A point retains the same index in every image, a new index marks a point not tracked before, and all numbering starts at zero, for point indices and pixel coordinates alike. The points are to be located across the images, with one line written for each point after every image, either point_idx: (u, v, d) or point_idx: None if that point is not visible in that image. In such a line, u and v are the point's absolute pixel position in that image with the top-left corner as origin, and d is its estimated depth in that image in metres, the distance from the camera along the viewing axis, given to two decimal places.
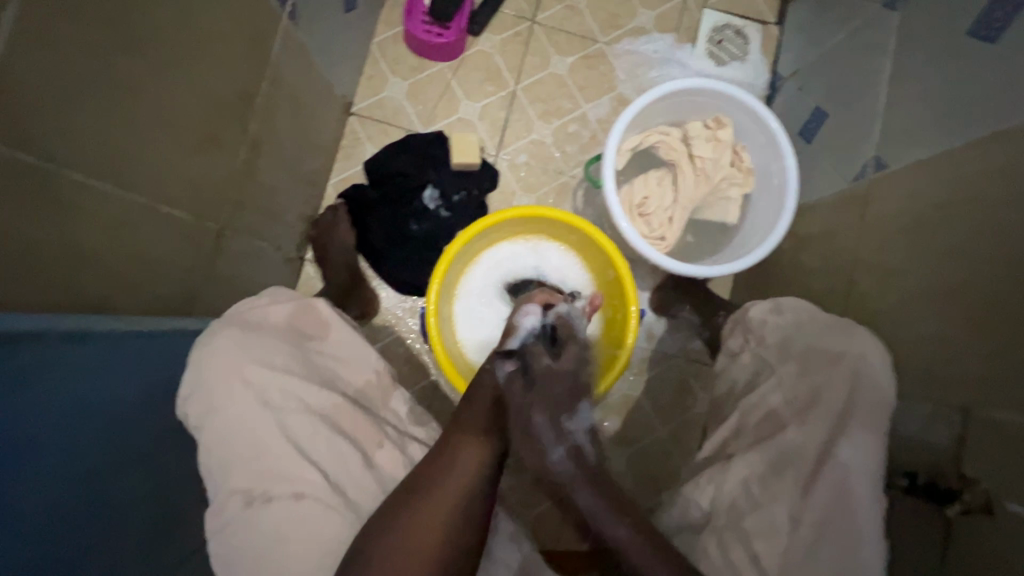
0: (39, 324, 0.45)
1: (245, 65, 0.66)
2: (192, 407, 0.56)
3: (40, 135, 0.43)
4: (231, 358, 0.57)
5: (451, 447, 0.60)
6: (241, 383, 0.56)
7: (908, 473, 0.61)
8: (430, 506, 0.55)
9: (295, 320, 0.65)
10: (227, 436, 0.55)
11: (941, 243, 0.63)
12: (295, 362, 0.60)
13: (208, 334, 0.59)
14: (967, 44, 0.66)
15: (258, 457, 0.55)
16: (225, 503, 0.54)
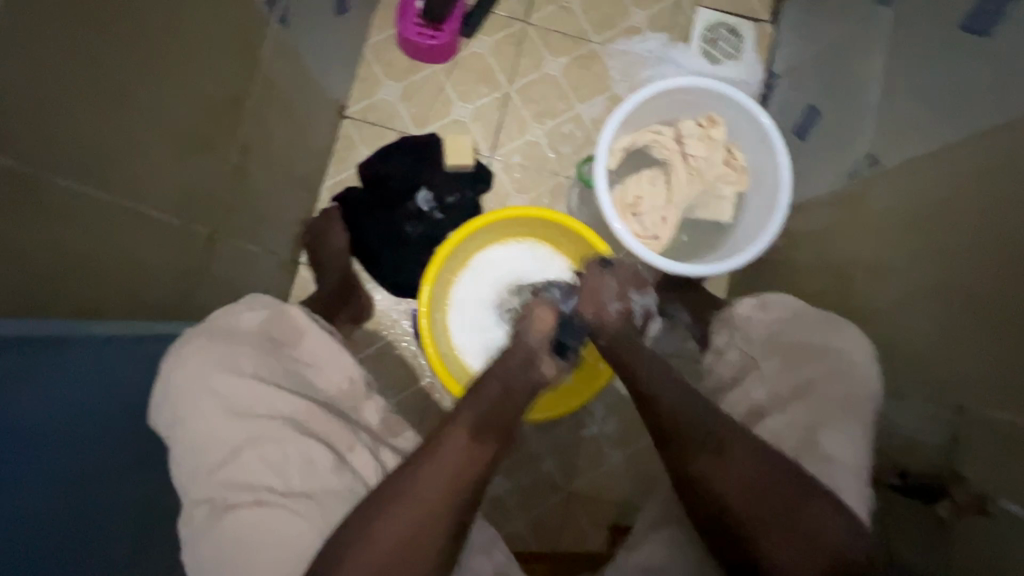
0: (18, 330, 0.44)
1: (234, 69, 0.66)
2: (161, 416, 0.56)
3: (28, 143, 0.43)
4: (200, 364, 0.57)
5: (440, 434, 0.59)
6: (207, 391, 0.56)
7: (899, 471, 0.59)
8: (410, 494, 0.53)
9: (269, 327, 0.64)
10: (193, 441, 0.54)
11: (934, 239, 0.62)
12: (264, 369, 0.60)
13: (179, 341, 0.58)
14: (959, 39, 0.65)
15: (224, 464, 0.54)
16: (191, 511, 0.54)
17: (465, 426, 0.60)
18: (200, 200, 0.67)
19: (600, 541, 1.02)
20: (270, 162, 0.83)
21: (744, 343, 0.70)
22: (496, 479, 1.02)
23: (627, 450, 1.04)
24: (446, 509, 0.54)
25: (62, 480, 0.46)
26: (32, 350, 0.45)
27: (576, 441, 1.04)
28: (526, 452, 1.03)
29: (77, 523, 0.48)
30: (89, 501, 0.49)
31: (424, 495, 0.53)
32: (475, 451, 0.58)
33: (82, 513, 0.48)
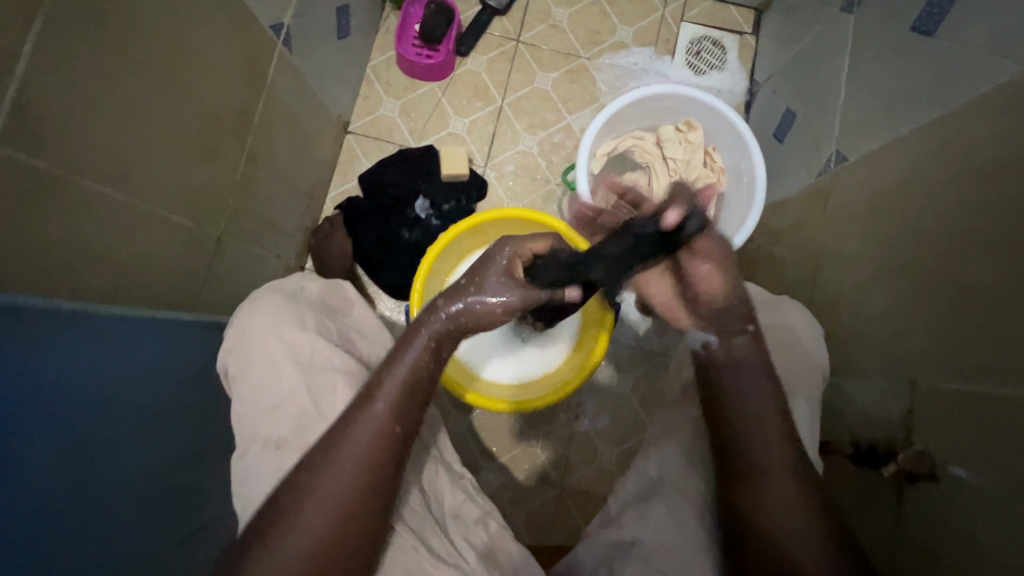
0: (47, 305, 0.50)
1: (242, 86, 0.73)
2: (232, 361, 0.63)
3: (54, 146, 0.50)
4: (270, 318, 0.63)
5: (349, 432, 0.55)
6: (277, 340, 0.62)
7: (853, 441, 0.63)
8: (314, 500, 0.52)
9: (325, 296, 0.71)
10: (258, 385, 0.60)
11: (890, 226, 0.65)
12: (323, 327, 0.66)
13: (254, 299, 0.65)
14: (909, 40, 0.69)
15: (283, 404, 0.59)
16: (247, 448, 0.59)
17: (379, 424, 0.55)
18: (211, 204, 0.74)
19: None
20: (276, 171, 0.89)
21: None
22: (491, 474, 1.05)
23: (620, 446, 1.06)
24: (357, 514, 0.53)
25: (84, 441, 0.51)
26: (55, 322, 0.51)
27: (569, 438, 1.07)
28: (520, 447, 1.06)
29: (100, 485, 0.52)
30: (113, 467, 0.54)
31: (326, 501, 0.52)
32: (385, 446, 0.55)
33: (107, 476, 0.53)
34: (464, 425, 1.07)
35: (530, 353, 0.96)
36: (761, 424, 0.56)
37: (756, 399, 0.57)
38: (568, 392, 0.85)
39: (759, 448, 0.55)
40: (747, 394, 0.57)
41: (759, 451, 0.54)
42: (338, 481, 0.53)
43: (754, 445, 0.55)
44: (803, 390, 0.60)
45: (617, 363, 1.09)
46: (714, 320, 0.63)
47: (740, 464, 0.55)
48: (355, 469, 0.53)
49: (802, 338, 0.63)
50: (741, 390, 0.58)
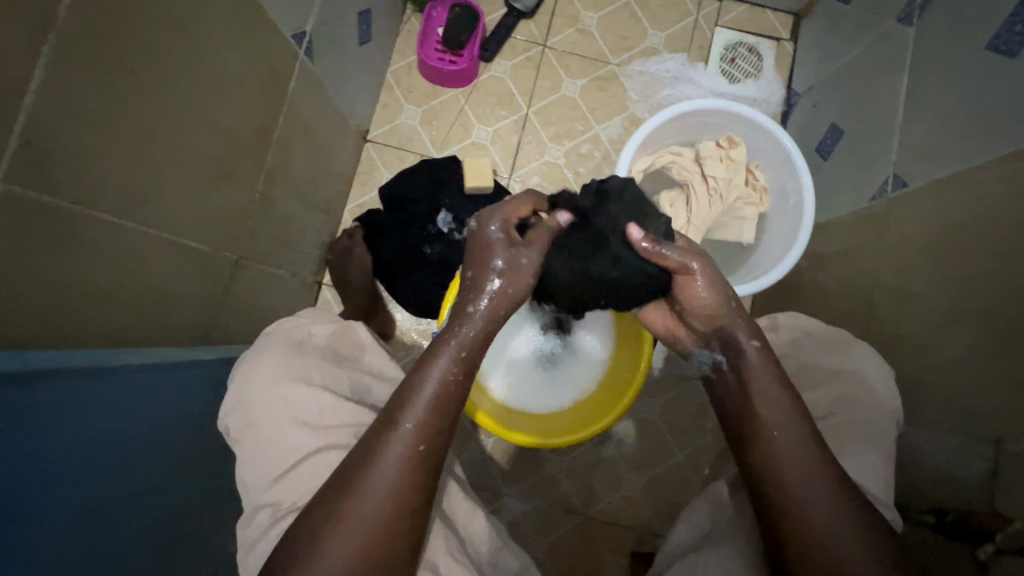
0: (57, 361, 0.46)
1: (261, 102, 0.69)
2: (234, 420, 0.58)
3: (66, 182, 0.45)
4: (272, 375, 0.59)
5: (374, 457, 0.50)
6: (280, 400, 0.57)
7: (935, 509, 0.58)
8: (343, 528, 0.47)
9: (333, 341, 0.66)
10: (262, 449, 0.56)
11: (963, 264, 0.60)
12: (331, 380, 0.61)
13: (256, 350, 0.61)
14: (984, 60, 0.64)
15: (288, 472, 0.55)
16: (253, 515, 0.55)
17: (408, 446, 0.51)
18: (228, 228, 0.70)
19: (620, 567, 1.00)
20: (294, 187, 0.85)
21: None
22: (513, 500, 1.02)
23: (647, 473, 1.02)
24: (385, 548, 0.48)
25: (89, 501, 0.48)
26: (67, 380, 0.47)
27: (594, 463, 1.03)
28: (545, 473, 1.02)
29: (101, 547, 0.49)
30: (113, 527, 0.50)
31: (350, 538, 0.47)
32: (415, 466, 0.51)
33: (109, 537, 0.50)
34: (485, 449, 1.03)
35: (567, 381, 0.93)
36: (803, 463, 0.51)
37: (791, 433, 0.53)
38: (613, 423, 0.81)
39: (804, 490, 0.50)
40: (778, 428, 0.53)
41: (809, 491, 0.49)
42: (362, 515, 0.48)
43: (797, 486, 0.50)
44: (867, 441, 0.56)
45: (646, 387, 1.05)
46: (715, 328, 0.63)
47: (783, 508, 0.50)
48: (381, 501, 0.49)
49: (862, 383, 0.59)
50: (772, 424, 0.54)
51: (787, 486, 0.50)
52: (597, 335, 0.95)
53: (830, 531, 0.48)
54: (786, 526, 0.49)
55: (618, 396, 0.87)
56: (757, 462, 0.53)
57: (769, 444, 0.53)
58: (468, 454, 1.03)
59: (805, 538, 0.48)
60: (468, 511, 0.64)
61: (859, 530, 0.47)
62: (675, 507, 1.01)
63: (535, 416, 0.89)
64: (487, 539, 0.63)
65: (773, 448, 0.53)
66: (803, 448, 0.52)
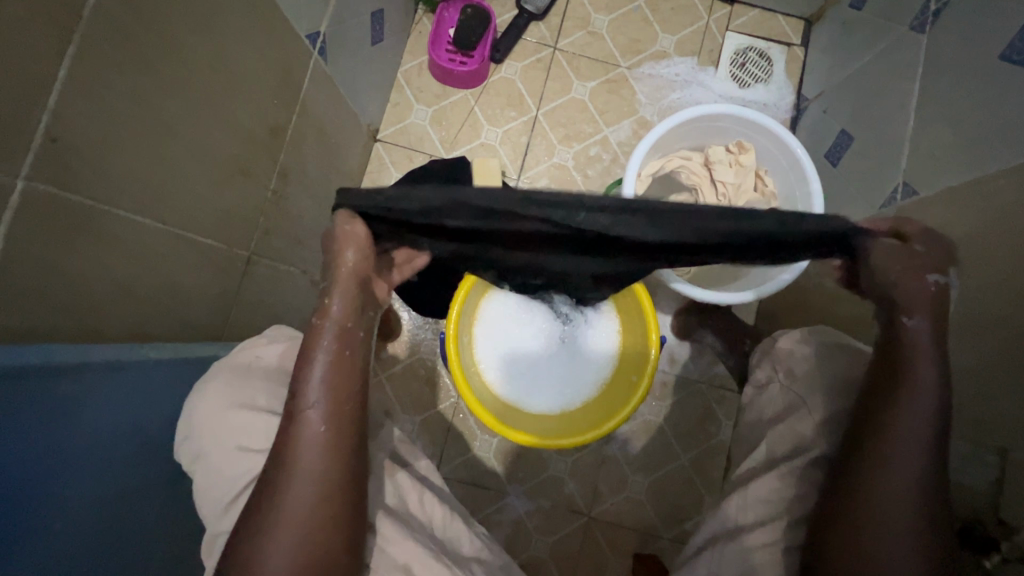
0: (79, 356, 0.47)
1: (276, 100, 0.69)
2: (186, 448, 0.57)
3: (86, 177, 0.46)
4: (218, 400, 0.58)
5: (288, 456, 0.50)
6: (223, 425, 0.56)
7: None
8: (278, 524, 0.48)
9: (284, 362, 0.65)
10: (211, 477, 0.55)
11: (973, 274, 0.60)
12: (279, 402, 0.60)
13: (205, 375, 0.61)
14: (997, 69, 0.64)
15: (236, 498, 0.54)
16: (212, 543, 0.54)
17: (320, 436, 0.51)
18: (242, 226, 0.70)
19: (623, 568, 1.00)
20: (307, 187, 0.86)
21: (787, 379, 0.67)
22: (517, 499, 1.02)
23: (651, 475, 1.03)
24: (324, 547, 0.49)
25: (102, 496, 0.48)
26: (87, 374, 0.48)
27: (598, 465, 1.03)
28: (549, 474, 1.03)
29: (118, 537, 0.50)
30: (126, 521, 0.51)
31: (287, 542, 0.48)
32: (336, 465, 0.51)
33: (124, 528, 0.51)
34: (490, 449, 1.04)
35: (564, 387, 0.93)
36: (910, 455, 0.50)
37: (917, 421, 0.51)
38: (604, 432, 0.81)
39: (904, 457, 0.50)
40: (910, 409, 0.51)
41: (904, 461, 0.50)
42: (292, 519, 0.48)
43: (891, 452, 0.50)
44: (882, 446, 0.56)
45: (652, 390, 1.05)
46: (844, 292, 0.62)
47: (862, 497, 0.50)
48: (310, 499, 0.49)
49: None
50: (902, 415, 0.51)
51: (878, 446, 0.51)
52: (596, 340, 0.94)
53: (897, 496, 0.49)
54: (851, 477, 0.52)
55: (618, 405, 0.87)
56: (863, 422, 0.53)
57: (887, 428, 0.51)
58: (473, 454, 1.03)
59: (856, 492, 0.51)
60: (447, 513, 0.65)
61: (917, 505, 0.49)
62: (679, 510, 1.01)
63: (528, 418, 0.90)
64: (470, 538, 0.65)
65: (886, 441, 0.51)
66: (921, 422, 0.50)
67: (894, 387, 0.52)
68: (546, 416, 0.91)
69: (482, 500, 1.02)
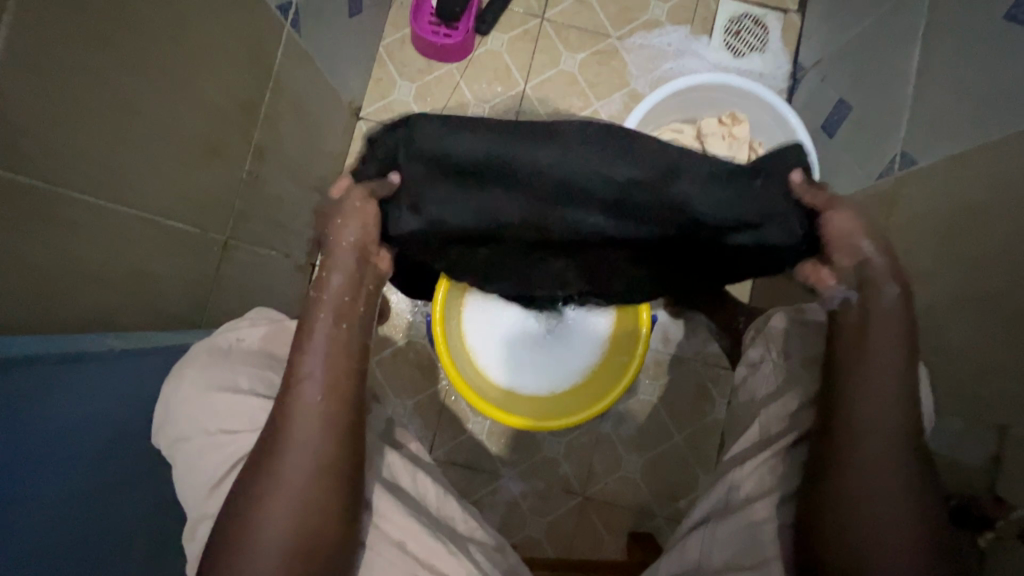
0: (33, 348, 0.45)
1: (248, 76, 0.66)
2: (165, 433, 0.56)
3: (39, 159, 0.43)
4: (196, 384, 0.56)
5: (281, 425, 0.50)
6: (202, 408, 0.55)
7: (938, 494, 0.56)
8: (275, 492, 0.48)
9: (267, 344, 0.63)
10: (194, 461, 0.54)
11: (974, 245, 0.58)
12: (261, 384, 0.58)
13: (181, 360, 0.58)
14: (1002, 30, 0.61)
15: (224, 479, 0.53)
16: (195, 528, 0.53)
17: (311, 404, 0.50)
18: (216, 208, 0.67)
19: (617, 547, 1.01)
20: (286, 168, 0.83)
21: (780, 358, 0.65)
22: (510, 481, 1.02)
23: (646, 454, 1.02)
24: (321, 520, 0.48)
25: (74, 491, 0.47)
26: (47, 367, 0.46)
27: (592, 445, 1.03)
28: (543, 455, 1.02)
29: (89, 533, 0.49)
30: (100, 515, 0.50)
31: (280, 516, 0.47)
32: (333, 433, 0.50)
33: (98, 520, 0.50)
34: (482, 431, 1.03)
35: (550, 367, 0.92)
36: (883, 414, 0.50)
37: (886, 380, 0.51)
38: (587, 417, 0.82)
39: (875, 427, 0.50)
40: (860, 366, 0.52)
41: (884, 430, 0.50)
42: (289, 483, 0.48)
43: (860, 441, 0.50)
44: None
45: (646, 370, 1.03)
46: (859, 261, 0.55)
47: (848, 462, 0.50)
48: (301, 472, 0.48)
49: None
50: (871, 371, 0.52)
51: (848, 437, 0.51)
52: (584, 321, 0.92)
53: (873, 468, 0.49)
54: (825, 469, 0.51)
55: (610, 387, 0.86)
56: (827, 410, 0.53)
57: (851, 394, 0.52)
58: (465, 437, 1.03)
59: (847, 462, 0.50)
60: (441, 492, 0.64)
61: (910, 490, 0.48)
62: (674, 488, 1.01)
63: (517, 397, 0.89)
64: (463, 517, 0.64)
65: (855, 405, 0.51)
66: (883, 400, 0.51)
67: (858, 350, 0.53)
68: (538, 395, 0.90)
69: (476, 483, 1.02)
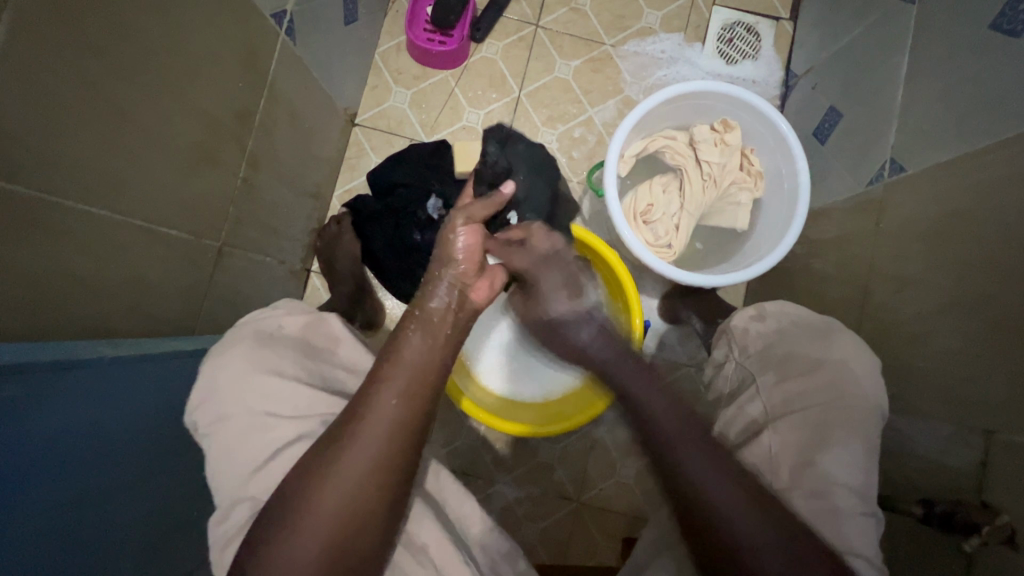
0: (26, 355, 0.45)
1: (242, 84, 0.66)
2: (203, 415, 0.57)
3: (33, 169, 0.44)
4: (245, 366, 0.58)
5: (360, 417, 0.50)
6: (251, 389, 0.57)
7: (925, 501, 0.56)
8: (330, 484, 0.47)
9: (307, 333, 0.65)
10: (236, 441, 0.55)
11: (962, 252, 0.59)
12: (304, 371, 0.61)
13: (227, 341, 0.60)
14: (988, 40, 0.62)
15: (267, 462, 0.54)
16: (227, 514, 0.53)
17: (391, 410, 0.51)
18: (211, 214, 0.68)
19: (612, 552, 1.01)
20: (280, 174, 0.83)
21: (742, 357, 0.68)
22: (505, 487, 1.02)
23: (640, 460, 1.02)
24: (361, 525, 0.48)
25: (66, 498, 0.47)
26: (39, 374, 0.46)
27: (587, 450, 1.03)
28: (538, 460, 1.02)
29: (81, 539, 0.49)
30: (93, 522, 0.50)
31: (327, 510, 0.47)
32: (400, 442, 0.50)
33: (89, 527, 0.50)
34: (477, 437, 1.03)
35: (534, 376, 0.92)
36: (703, 456, 0.54)
37: (683, 424, 0.58)
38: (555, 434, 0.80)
39: (696, 461, 0.54)
40: (660, 411, 0.60)
41: (706, 466, 0.53)
42: (348, 478, 0.48)
43: (671, 429, 0.57)
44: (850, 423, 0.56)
45: None
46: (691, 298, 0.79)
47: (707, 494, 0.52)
48: (362, 470, 0.48)
49: (845, 371, 0.60)
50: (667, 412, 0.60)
51: (666, 430, 0.58)
52: None
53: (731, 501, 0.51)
54: (669, 468, 0.55)
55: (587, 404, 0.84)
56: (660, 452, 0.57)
57: (678, 438, 0.56)
58: (460, 442, 1.03)
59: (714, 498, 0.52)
60: (459, 490, 0.65)
61: (722, 462, 0.54)
62: None
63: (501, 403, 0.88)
64: (480, 517, 0.64)
65: (678, 448, 0.55)
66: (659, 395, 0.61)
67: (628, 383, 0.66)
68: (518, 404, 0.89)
69: (471, 488, 1.02)
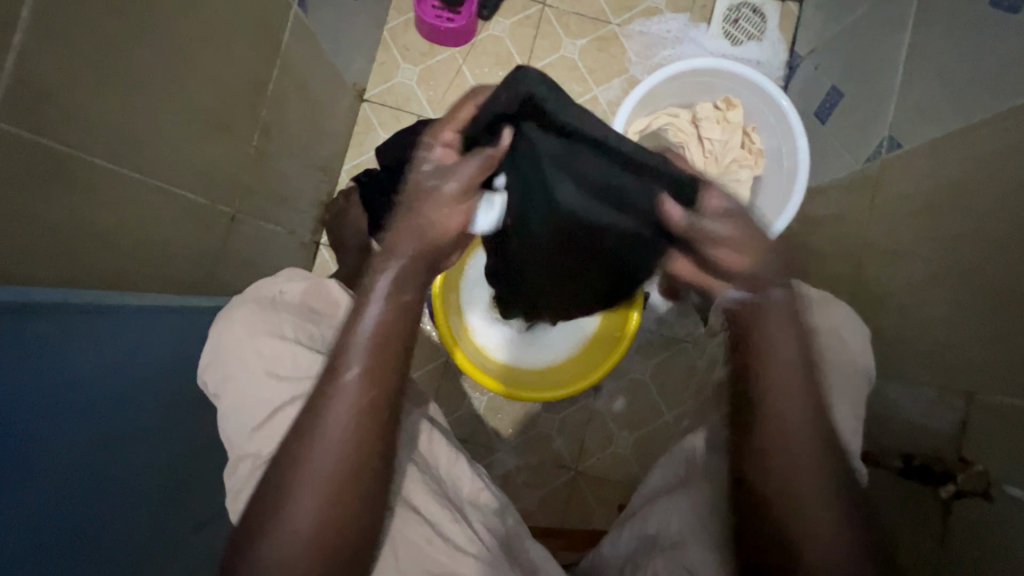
0: (55, 297, 0.48)
1: (256, 53, 0.68)
2: (210, 375, 0.60)
3: (61, 123, 0.46)
4: (246, 328, 0.60)
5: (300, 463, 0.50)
6: (252, 351, 0.58)
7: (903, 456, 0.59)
8: (282, 533, 0.48)
9: (307, 298, 0.67)
10: (240, 401, 0.57)
11: (953, 224, 0.61)
12: (303, 334, 0.62)
13: (228, 309, 0.62)
14: (987, 16, 0.63)
15: (265, 422, 0.56)
16: (235, 466, 0.57)
17: (330, 444, 0.50)
18: (225, 180, 0.70)
19: (607, 519, 1.04)
20: (291, 144, 0.85)
21: None
22: (506, 455, 1.05)
23: (637, 432, 1.05)
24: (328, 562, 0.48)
25: (89, 436, 0.50)
26: (65, 317, 0.49)
27: (585, 421, 1.06)
28: (537, 431, 1.05)
29: (104, 477, 0.52)
30: (114, 462, 0.53)
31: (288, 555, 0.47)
32: (348, 474, 0.50)
33: (109, 466, 0.53)
34: (479, 407, 1.06)
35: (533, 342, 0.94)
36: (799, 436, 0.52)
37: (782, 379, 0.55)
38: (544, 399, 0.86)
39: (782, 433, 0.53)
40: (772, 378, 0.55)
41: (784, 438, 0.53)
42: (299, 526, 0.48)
43: (783, 416, 0.53)
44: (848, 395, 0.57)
45: (639, 350, 1.06)
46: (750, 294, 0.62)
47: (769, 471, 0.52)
48: (315, 512, 0.48)
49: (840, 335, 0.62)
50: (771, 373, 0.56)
51: (773, 414, 0.54)
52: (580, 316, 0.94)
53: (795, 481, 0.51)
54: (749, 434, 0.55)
55: (580, 376, 0.91)
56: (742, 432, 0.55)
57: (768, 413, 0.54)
58: (462, 412, 1.06)
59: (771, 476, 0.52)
60: (451, 455, 0.66)
61: (823, 457, 0.52)
62: None
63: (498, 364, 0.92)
64: (471, 481, 0.66)
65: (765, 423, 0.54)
66: (794, 385, 0.54)
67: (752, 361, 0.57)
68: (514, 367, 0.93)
69: (472, 456, 1.05)
